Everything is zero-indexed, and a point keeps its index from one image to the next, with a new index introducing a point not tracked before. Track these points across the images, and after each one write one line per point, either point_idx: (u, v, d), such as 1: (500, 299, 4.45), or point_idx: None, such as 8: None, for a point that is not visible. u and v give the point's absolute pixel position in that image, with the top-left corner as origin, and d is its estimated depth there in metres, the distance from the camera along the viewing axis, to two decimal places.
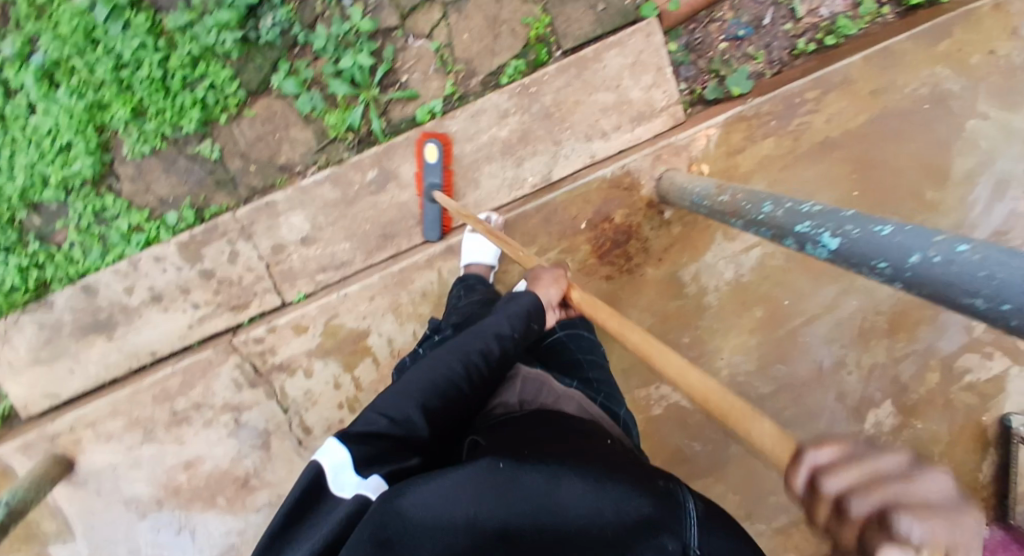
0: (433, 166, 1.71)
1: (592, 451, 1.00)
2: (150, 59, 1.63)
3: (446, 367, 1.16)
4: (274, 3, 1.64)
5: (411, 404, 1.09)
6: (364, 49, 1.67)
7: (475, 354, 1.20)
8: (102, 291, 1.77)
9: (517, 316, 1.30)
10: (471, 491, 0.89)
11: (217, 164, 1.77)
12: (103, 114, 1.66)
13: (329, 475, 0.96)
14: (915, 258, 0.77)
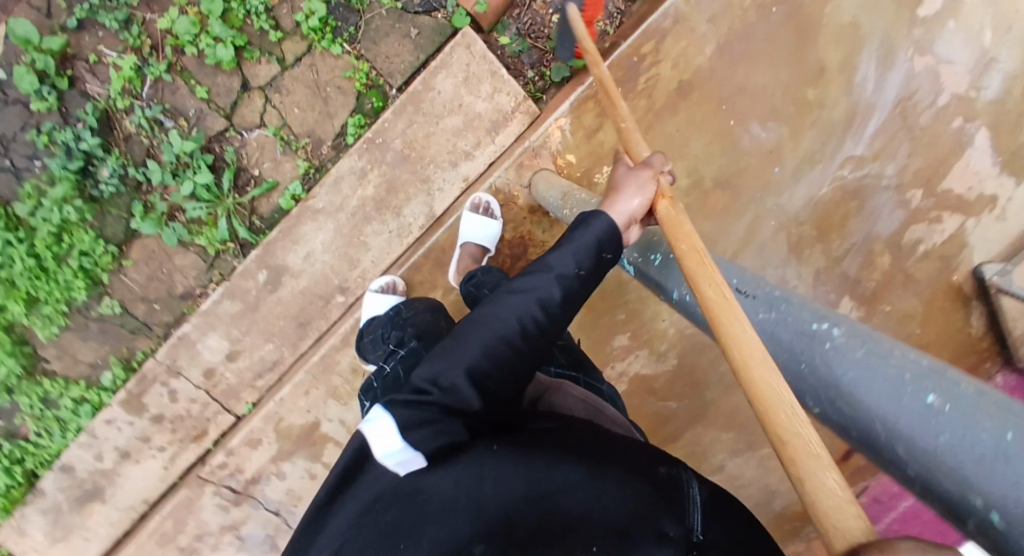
0: None
1: (599, 441, 0.94)
2: (19, 251, 1.64)
3: (497, 322, 0.94)
4: (100, 155, 1.64)
5: (457, 368, 0.91)
6: (201, 165, 1.67)
7: (531, 304, 0.95)
8: (77, 466, 1.77)
9: (585, 249, 0.99)
10: (483, 478, 0.83)
11: (125, 315, 1.78)
12: (6, 315, 1.70)
13: (373, 444, 0.84)
14: (677, 296, 1.07)
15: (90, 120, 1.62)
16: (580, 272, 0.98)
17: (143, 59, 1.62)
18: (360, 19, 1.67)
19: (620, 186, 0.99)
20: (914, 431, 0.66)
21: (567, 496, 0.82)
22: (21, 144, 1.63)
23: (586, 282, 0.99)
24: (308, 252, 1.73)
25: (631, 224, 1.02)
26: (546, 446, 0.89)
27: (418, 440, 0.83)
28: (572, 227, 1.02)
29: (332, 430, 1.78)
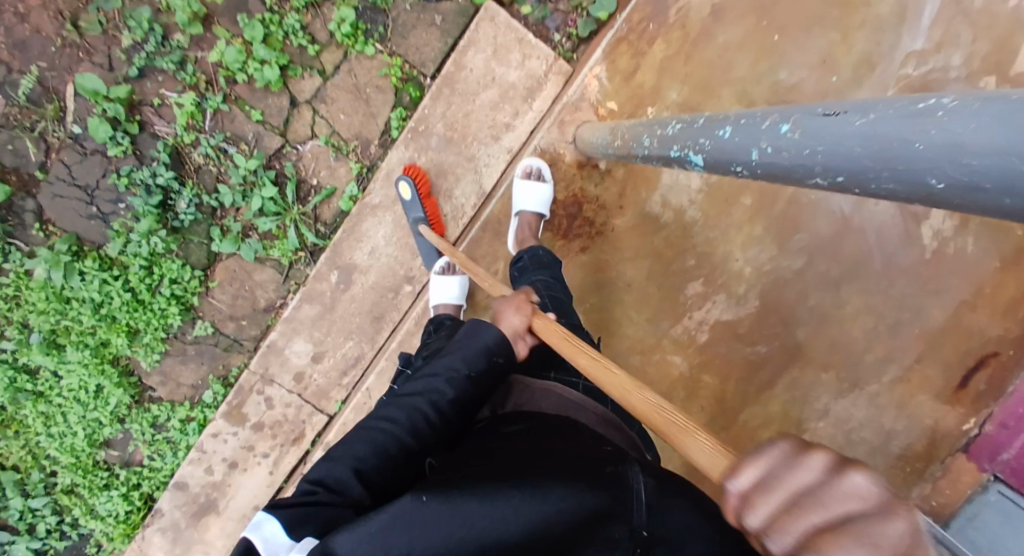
0: (412, 201, 1.68)
1: (535, 462, 0.89)
2: (115, 288, 1.80)
3: (390, 422, 1.06)
4: (176, 188, 1.78)
5: (345, 467, 1.00)
6: (266, 182, 1.78)
7: (424, 402, 1.09)
8: (188, 484, 1.88)
9: (471, 354, 1.14)
10: (410, 530, 0.77)
11: (217, 334, 1.91)
12: (110, 349, 1.84)
13: (258, 545, 0.85)
14: (755, 156, 0.77)
15: (163, 157, 1.76)
16: (471, 372, 1.13)
17: (202, 94, 1.76)
18: (388, 18, 1.75)
19: (502, 313, 1.20)
20: (937, 148, 0.49)
21: (505, 522, 0.79)
22: (106, 191, 1.78)
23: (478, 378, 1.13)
24: (372, 247, 1.80)
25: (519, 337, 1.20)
26: (484, 481, 0.84)
27: (301, 535, 0.88)
28: (460, 338, 1.17)
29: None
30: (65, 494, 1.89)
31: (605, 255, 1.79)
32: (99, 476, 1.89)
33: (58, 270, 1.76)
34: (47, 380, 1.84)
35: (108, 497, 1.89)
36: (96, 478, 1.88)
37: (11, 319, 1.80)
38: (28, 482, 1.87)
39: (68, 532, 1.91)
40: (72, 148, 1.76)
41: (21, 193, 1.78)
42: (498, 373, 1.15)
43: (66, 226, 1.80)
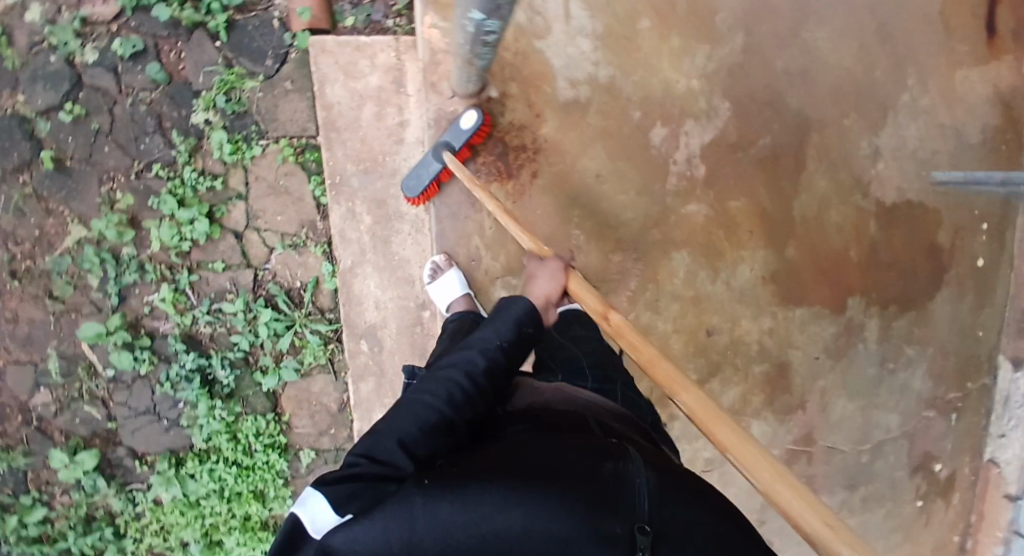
0: (460, 129, 1.59)
1: (540, 458, 0.87)
2: (221, 470, 1.98)
3: (433, 400, 1.00)
4: (206, 362, 1.94)
5: (391, 439, 0.92)
6: (262, 308, 1.90)
7: (463, 376, 1.04)
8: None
9: (511, 322, 1.13)
10: (415, 510, 0.76)
11: (321, 453, 2.06)
12: (255, 520, 2.02)
13: (302, 519, 0.78)
14: None
15: (181, 346, 1.92)
16: (508, 343, 1.11)
17: (173, 279, 1.91)
18: (252, 114, 1.84)
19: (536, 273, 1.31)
20: None
21: (501, 515, 0.77)
22: (162, 401, 1.97)
23: (513, 351, 1.11)
24: (374, 301, 1.86)
25: (548, 307, 1.27)
26: (484, 475, 0.81)
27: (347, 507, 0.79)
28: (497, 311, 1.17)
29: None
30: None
31: (560, 166, 1.69)
32: None
33: (174, 484, 1.98)
34: None
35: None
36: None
37: (172, 547, 2.04)
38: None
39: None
40: (117, 388, 1.97)
41: (111, 449, 2.00)
42: (529, 342, 1.15)
43: (157, 447, 2.00)
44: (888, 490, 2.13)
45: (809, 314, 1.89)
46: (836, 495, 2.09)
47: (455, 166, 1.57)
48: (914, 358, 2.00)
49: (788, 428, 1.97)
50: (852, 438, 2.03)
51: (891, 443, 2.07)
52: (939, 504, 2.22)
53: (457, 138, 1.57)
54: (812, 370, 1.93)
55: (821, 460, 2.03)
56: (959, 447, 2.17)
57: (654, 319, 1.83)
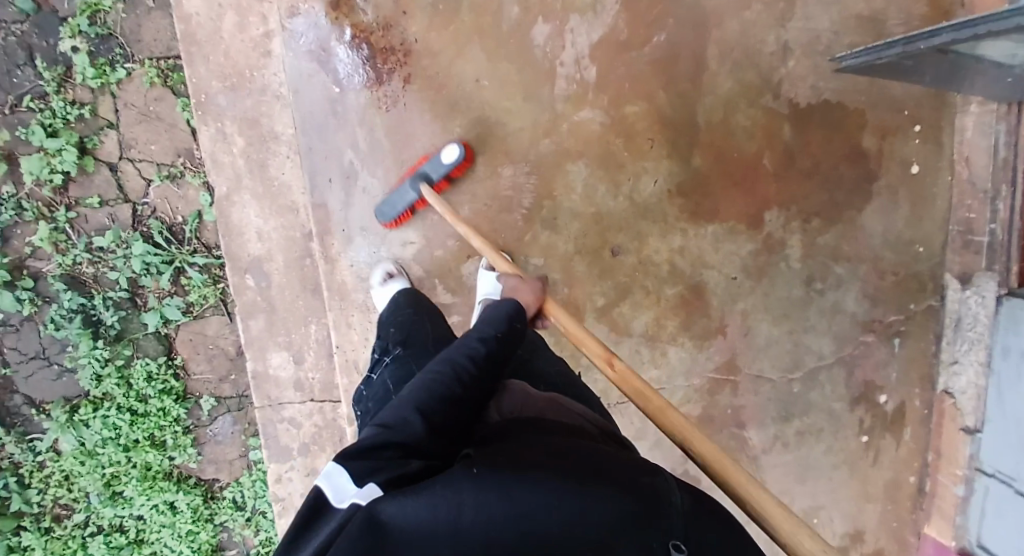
0: (442, 164, 1.57)
1: (572, 461, 0.85)
2: (115, 417, 1.98)
3: (432, 375, 1.02)
4: (89, 302, 1.92)
5: (408, 408, 0.94)
6: (135, 243, 1.89)
7: (461, 356, 1.06)
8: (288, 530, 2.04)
9: (496, 316, 1.19)
10: (464, 497, 0.73)
11: (223, 401, 2.08)
12: (155, 468, 2.05)
13: (329, 489, 0.74)
14: None
15: (60, 286, 1.90)
16: (497, 335, 1.15)
17: (52, 217, 1.89)
18: (115, 38, 1.83)
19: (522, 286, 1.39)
20: None
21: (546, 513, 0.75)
22: (52, 345, 1.97)
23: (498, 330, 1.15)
24: (257, 232, 1.80)
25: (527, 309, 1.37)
26: (525, 473, 0.79)
27: (375, 478, 0.77)
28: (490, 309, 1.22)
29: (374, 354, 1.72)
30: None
31: (437, 71, 1.60)
32: None
33: (69, 431, 1.98)
34: (135, 523, 2.08)
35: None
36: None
37: (76, 497, 2.05)
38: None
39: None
40: (6, 333, 1.96)
41: (9, 397, 2.01)
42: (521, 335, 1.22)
43: (51, 394, 2.00)
44: (826, 423, 2.03)
45: (722, 231, 1.78)
46: (768, 429, 2.01)
47: (430, 197, 1.55)
48: (842, 277, 1.89)
49: (709, 355, 1.89)
50: (781, 365, 1.94)
51: (825, 372, 1.97)
52: (889, 441, 2.08)
53: (435, 171, 1.57)
54: (730, 293, 1.83)
55: (748, 390, 1.95)
56: (906, 377, 2.03)
57: (554, 239, 1.71)
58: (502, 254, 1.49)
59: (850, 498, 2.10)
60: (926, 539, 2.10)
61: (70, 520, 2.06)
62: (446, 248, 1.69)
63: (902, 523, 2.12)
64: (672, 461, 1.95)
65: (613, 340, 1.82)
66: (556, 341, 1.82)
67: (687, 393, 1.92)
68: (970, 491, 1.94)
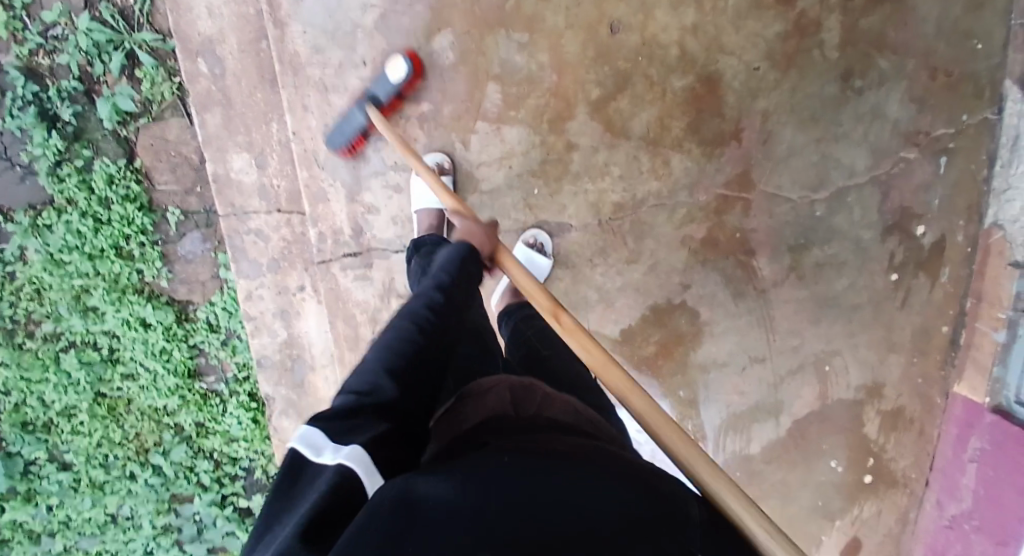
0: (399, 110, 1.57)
1: (596, 458, 0.81)
2: (77, 222, 1.87)
3: (399, 333, 0.97)
4: (44, 95, 1.81)
5: (375, 371, 0.91)
6: (84, 23, 1.76)
7: (421, 307, 1.03)
8: (274, 393, 1.97)
9: (450, 263, 1.15)
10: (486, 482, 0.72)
11: (190, 216, 1.93)
12: (125, 282, 1.93)
13: (304, 448, 0.77)
14: None
15: (15, 74, 1.78)
16: (453, 277, 1.11)
17: (8, 6, 1.77)
18: None
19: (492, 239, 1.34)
20: None
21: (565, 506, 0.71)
22: (13, 144, 1.86)
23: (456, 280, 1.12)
24: (207, 6, 1.63)
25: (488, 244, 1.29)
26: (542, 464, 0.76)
27: (352, 441, 0.78)
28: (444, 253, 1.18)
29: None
30: (197, 434, 2.10)
31: None
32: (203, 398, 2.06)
33: (33, 237, 1.88)
34: (110, 343, 2.00)
35: (230, 415, 2.08)
36: (212, 406, 2.07)
37: (48, 312, 1.96)
38: (164, 442, 2.11)
39: (233, 472, 2.15)
40: None
41: None
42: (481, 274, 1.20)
43: (12, 197, 1.89)
44: (850, 255, 1.82)
45: (746, 5, 1.60)
46: (782, 260, 1.81)
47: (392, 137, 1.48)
48: (884, 73, 1.67)
49: (720, 167, 1.68)
50: (804, 183, 1.73)
51: (855, 193, 1.76)
52: (922, 281, 1.86)
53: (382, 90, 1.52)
54: (750, 87, 1.64)
55: (760, 209, 1.74)
56: (951, 205, 1.79)
57: (542, 8, 1.55)
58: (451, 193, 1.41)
59: (871, 344, 1.91)
60: (955, 398, 1.92)
61: (44, 334, 1.98)
62: (413, 15, 1.55)
63: (928, 379, 1.94)
64: (669, 285, 1.80)
65: (607, 142, 1.64)
66: (543, 142, 1.62)
67: (691, 210, 1.72)
68: (1013, 336, 1.75)
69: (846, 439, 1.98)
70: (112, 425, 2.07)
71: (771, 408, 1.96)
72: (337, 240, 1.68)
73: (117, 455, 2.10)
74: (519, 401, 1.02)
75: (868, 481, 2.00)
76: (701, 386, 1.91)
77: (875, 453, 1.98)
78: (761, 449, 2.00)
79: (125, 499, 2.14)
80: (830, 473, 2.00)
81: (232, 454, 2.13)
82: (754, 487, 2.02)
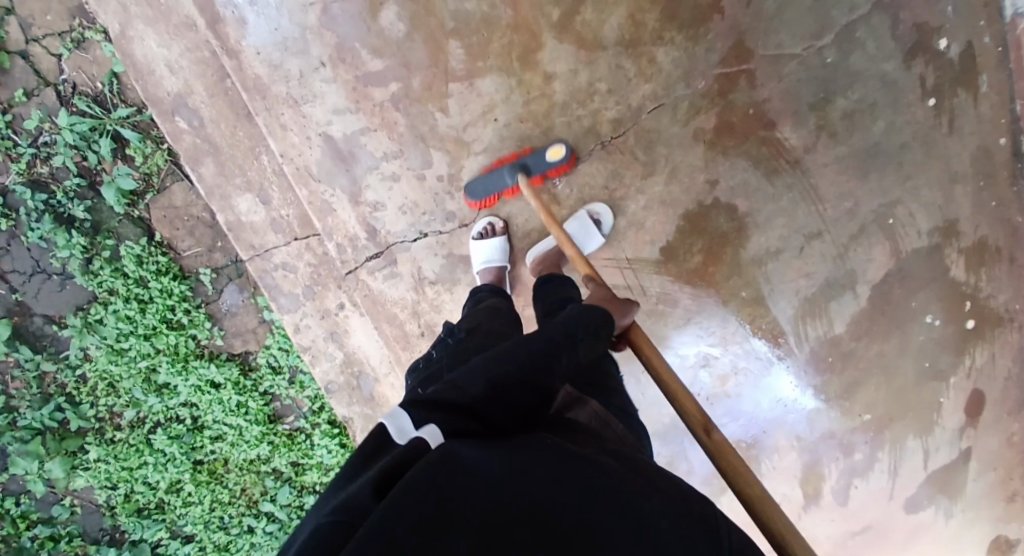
0: (541, 162, 1.59)
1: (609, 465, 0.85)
2: (123, 308, 1.94)
3: (515, 348, 0.99)
4: (56, 201, 1.91)
5: (482, 376, 0.91)
6: (65, 121, 1.86)
7: (540, 337, 1.04)
8: (349, 413, 1.95)
9: (591, 326, 1.14)
10: (518, 465, 0.76)
11: (220, 273, 1.98)
12: (183, 350, 1.99)
13: (396, 427, 0.79)
14: None
15: (24, 191, 1.89)
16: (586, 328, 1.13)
17: None
18: None
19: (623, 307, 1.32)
20: None
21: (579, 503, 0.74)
22: (42, 255, 1.97)
23: (584, 335, 1.12)
24: (165, 63, 1.68)
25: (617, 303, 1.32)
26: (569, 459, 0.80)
27: (436, 427, 0.80)
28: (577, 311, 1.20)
29: (322, 154, 1.63)
30: (296, 473, 2.10)
31: None
32: (290, 439, 2.07)
33: (90, 334, 1.96)
34: (189, 412, 2.05)
35: (319, 447, 2.07)
36: (301, 443, 2.07)
37: (125, 401, 2.03)
38: (269, 490, 2.11)
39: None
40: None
41: (30, 322, 2.01)
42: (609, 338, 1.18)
43: (61, 305, 2.00)
44: (879, 93, 1.68)
45: None
46: (807, 122, 1.69)
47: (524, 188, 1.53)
48: None
49: (711, 46, 1.62)
50: (804, 33, 1.64)
51: (864, 26, 1.65)
52: (963, 98, 1.70)
53: (537, 166, 1.57)
54: None
55: (766, 76, 1.65)
56: (968, 8, 1.65)
57: None
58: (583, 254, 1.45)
59: (932, 182, 1.75)
60: None
61: (128, 423, 2.05)
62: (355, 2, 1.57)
63: (1002, 202, 1.76)
64: (697, 187, 1.71)
65: (584, 60, 1.60)
66: (519, 81, 1.60)
67: (692, 101, 1.65)
68: None
69: (937, 291, 1.81)
70: (216, 488, 2.09)
71: (844, 280, 1.80)
72: (356, 246, 1.68)
73: (231, 514, 2.11)
74: (544, 399, 1.04)
75: (972, 326, 1.83)
76: (763, 281, 1.78)
77: (971, 295, 1.81)
78: (846, 328, 1.83)
79: (251, 553, 2.12)
80: (929, 330, 1.83)
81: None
82: (849, 371, 1.85)
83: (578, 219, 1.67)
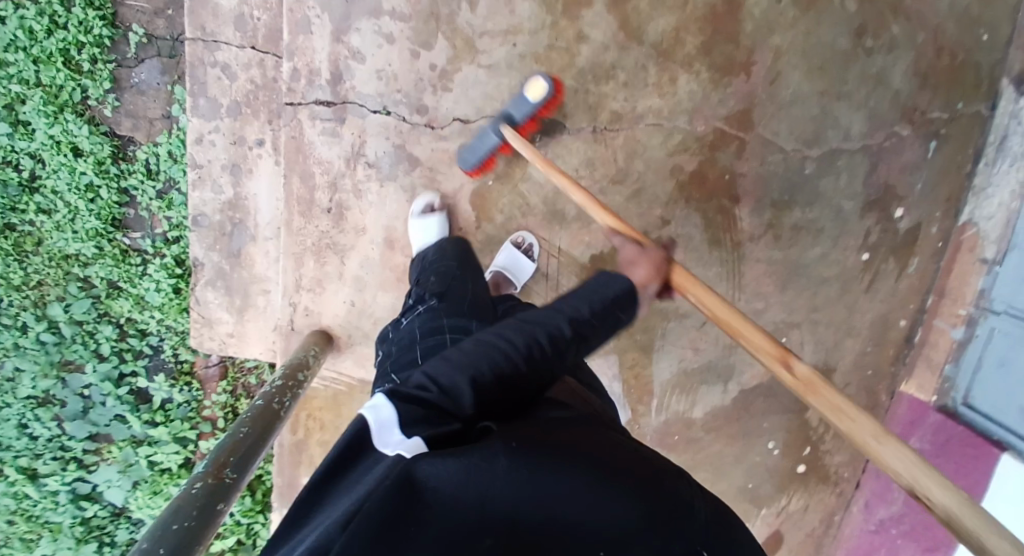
0: None
1: (604, 453, 0.81)
2: (31, 19, 1.65)
3: (511, 344, 0.94)
4: None
5: (464, 372, 0.88)
6: None
7: (543, 333, 0.98)
8: (204, 259, 1.73)
9: (600, 298, 1.08)
10: (498, 467, 0.70)
11: (153, 42, 1.74)
12: (65, 96, 1.70)
13: (372, 432, 0.75)
14: None
15: None
16: (592, 316, 1.05)
17: None
18: None
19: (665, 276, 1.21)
20: None
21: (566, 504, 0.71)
22: None
23: (593, 326, 1.04)
24: None
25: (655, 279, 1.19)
26: (559, 460, 0.75)
27: (415, 431, 0.76)
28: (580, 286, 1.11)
29: None
30: (107, 294, 1.82)
31: None
32: (124, 256, 1.80)
33: None
34: (30, 167, 1.74)
35: (149, 279, 1.81)
36: (131, 264, 1.80)
37: None
38: (68, 296, 1.81)
39: (139, 348, 1.86)
40: None
41: None
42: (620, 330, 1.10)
43: None
44: (829, 222, 1.79)
45: None
46: (764, 213, 1.76)
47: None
48: (895, 38, 1.70)
49: (725, 98, 1.67)
50: (800, 134, 1.73)
51: (846, 157, 1.75)
52: (891, 267, 1.82)
53: None
54: (768, 19, 1.65)
55: (754, 152, 1.72)
56: (934, 193, 1.79)
57: None
58: (605, 205, 1.35)
59: (832, 322, 1.86)
60: (900, 397, 1.89)
61: None
62: None
63: (877, 372, 1.89)
64: (651, 217, 1.72)
65: (619, 43, 1.61)
66: (553, 24, 1.57)
67: (686, 138, 1.68)
68: (971, 334, 1.73)
69: (789, 422, 1.91)
70: (11, 263, 1.77)
71: (722, 371, 1.86)
72: (312, 82, 1.55)
73: (10, 302, 1.80)
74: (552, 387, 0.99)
75: (801, 471, 1.93)
76: (659, 333, 1.82)
77: (813, 442, 1.93)
78: (704, 415, 1.89)
79: (8, 355, 1.82)
80: (767, 455, 1.92)
81: (142, 325, 1.85)
82: (688, 454, 1.91)
83: (507, 249, 1.64)
